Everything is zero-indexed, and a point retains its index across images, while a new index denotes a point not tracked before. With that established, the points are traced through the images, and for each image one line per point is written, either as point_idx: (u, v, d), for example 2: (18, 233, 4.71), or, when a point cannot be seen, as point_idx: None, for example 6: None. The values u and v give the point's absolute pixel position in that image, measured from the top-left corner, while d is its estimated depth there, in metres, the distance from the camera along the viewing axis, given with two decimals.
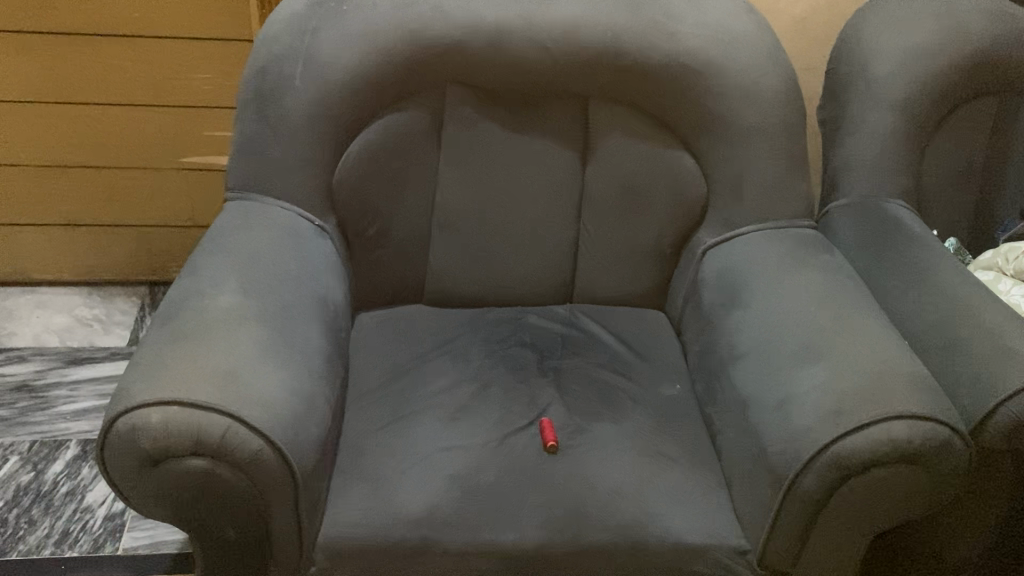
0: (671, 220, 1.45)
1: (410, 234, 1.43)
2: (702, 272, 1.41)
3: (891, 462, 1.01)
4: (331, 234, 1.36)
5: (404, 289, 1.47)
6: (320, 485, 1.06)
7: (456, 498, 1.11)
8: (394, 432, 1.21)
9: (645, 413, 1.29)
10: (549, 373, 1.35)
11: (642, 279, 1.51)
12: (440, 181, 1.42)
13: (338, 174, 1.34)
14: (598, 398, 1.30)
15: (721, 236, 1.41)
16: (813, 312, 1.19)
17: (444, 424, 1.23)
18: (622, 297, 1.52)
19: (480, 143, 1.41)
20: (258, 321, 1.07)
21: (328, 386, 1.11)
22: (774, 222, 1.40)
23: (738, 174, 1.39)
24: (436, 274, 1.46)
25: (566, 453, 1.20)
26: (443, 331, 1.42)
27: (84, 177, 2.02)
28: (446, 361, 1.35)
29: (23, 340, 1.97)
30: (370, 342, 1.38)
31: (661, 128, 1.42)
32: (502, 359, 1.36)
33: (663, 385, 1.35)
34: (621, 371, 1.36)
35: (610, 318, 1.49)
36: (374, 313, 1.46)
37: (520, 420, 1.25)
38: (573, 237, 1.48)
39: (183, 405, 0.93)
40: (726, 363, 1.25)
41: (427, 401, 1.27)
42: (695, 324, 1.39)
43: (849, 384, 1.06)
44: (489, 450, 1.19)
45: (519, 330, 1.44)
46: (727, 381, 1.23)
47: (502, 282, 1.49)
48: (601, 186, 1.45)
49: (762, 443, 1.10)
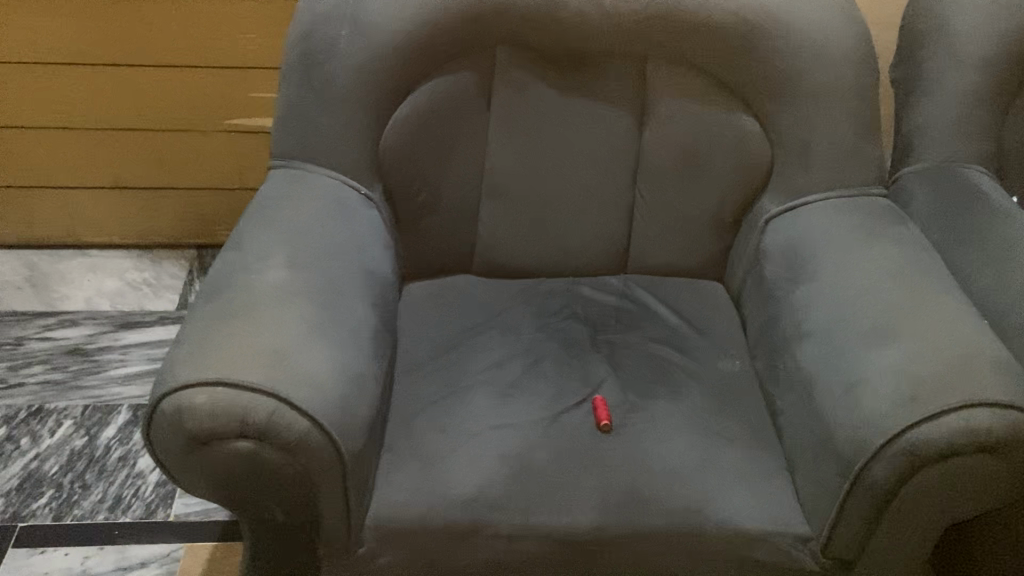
0: (732, 187, 1.38)
1: (459, 202, 1.38)
2: (765, 243, 1.34)
3: (970, 453, 0.95)
4: (378, 204, 1.31)
5: (452, 259, 1.43)
6: (368, 466, 1.03)
7: (507, 478, 1.08)
8: (443, 410, 1.18)
9: (702, 393, 1.24)
10: (603, 348, 1.30)
11: (700, 249, 1.44)
12: (490, 147, 1.37)
13: (384, 141, 1.29)
14: (654, 375, 1.26)
15: (786, 205, 1.34)
16: (887, 288, 1.12)
17: (494, 400, 1.20)
18: (678, 268, 1.46)
19: (531, 107, 1.36)
20: (304, 297, 1.03)
21: (379, 364, 1.08)
22: (845, 189, 1.32)
23: (807, 140, 1.31)
24: (486, 243, 1.42)
25: (620, 433, 1.16)
26: (493, 303, 1.38)
27: (133, 139, 2.01)
28: (496, 334, 1.31)
29: (75, 304, 1.98)
30: (417, 315, 1.35)
31: (722, 90, 1.35)
32: (553, 332, 1.32)
33: (721, 361, 1.30)
34: (677, 346, 1.31)
35: (666, 289, 1.43)
36: (421, 284, 1.42)
37: (573, 397, 1.21)
38: (628, 205, 1.42)
39: (228, 386, 0.91)
40: (790, 341, 1.19)
41: (477, 376, 1.23)
42: (756, 298, 1.33)
43: (927, 368, 0.99)
44: (542, 429, 1.15)
45: (571, 302, 1.39)
46: (790, 360, 1.18)
47: (554, 252, 1.44)
48: (658, 152, 1.39)
49: (829, 428, 1.05)
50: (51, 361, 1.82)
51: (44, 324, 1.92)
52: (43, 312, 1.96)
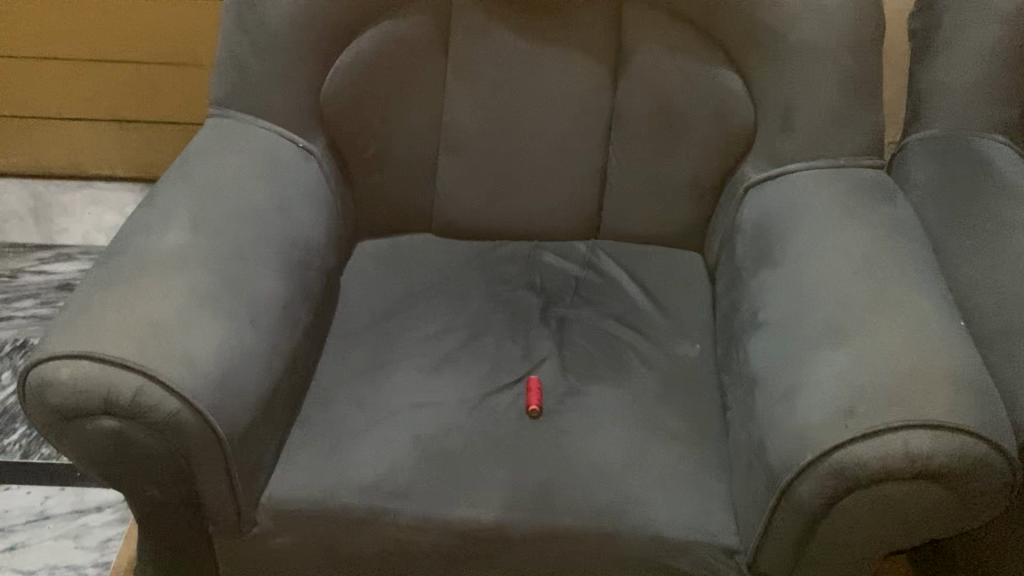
0: (711, 150, 1.25)
1: (413, 158, 1.30)
2: (740, 214, 1.21)
3: (906, 479, 0.84)
4: (319, 157, 1.23)
5: (410, 217, 1.35)
6: (265, 444, 0.98)
7: (416, 464, 1.02)
8: (367, 384, 1.12)
9: (649, 380, 1.14)
10: (552, 324, 1.22)
11: (678, 217, 1.32)
12: (448, 99, 1.27)
13: (327, 91, 1.21)
14: (600, 356, 1.17)
15: (768, 173, 1.20)
16: (852, 279, 1.00)
17: (423, 376, 1.14)
18: (653, 236, 1.34)
19: (492, 55, 1.25)
20: (198, 265, 0.98)
21: (285, 338, 1.03)
22: (831, 159, 1.17)
23: (793, 102, 1.16)
24: (445, 202, 1.33)
25: (549, 420, 1.08)
26: (445, 267, 1.31)
27: (126, 71, 1.96)
28: (441, 303, 1.24)
29: (73, 238, 1.99)
30: (363, 278, 1.28)
31: (703, 41, 1.21)
32: (503, 304, 1.25)
33: (679, 345, 1.19)
34: (634, 324, 1.22)
35: (636, 259, 1.32)
36: (376, 242, 1.35)
37: (507, 376, 1.14)
38: (600, 164, 1.30)
39: (94, 360, 0.86)
40: (747, 330, 1.07)
41: (410, 349, 1.17)
42: (726, 276, 1.21)
43: (871, 378, 0.88)
44: (466, 411, 1.09)
45: (530, 270, 1.30)
46: (742, 353, 1.07)
47: (519, 213, 1.34)
48: (633, 108, 1.26)
49: (764, 435, 0.94)
50: (41, 295, 1.83)
51: (41, 257, 1.94)
52: (41, 245, 1.97)
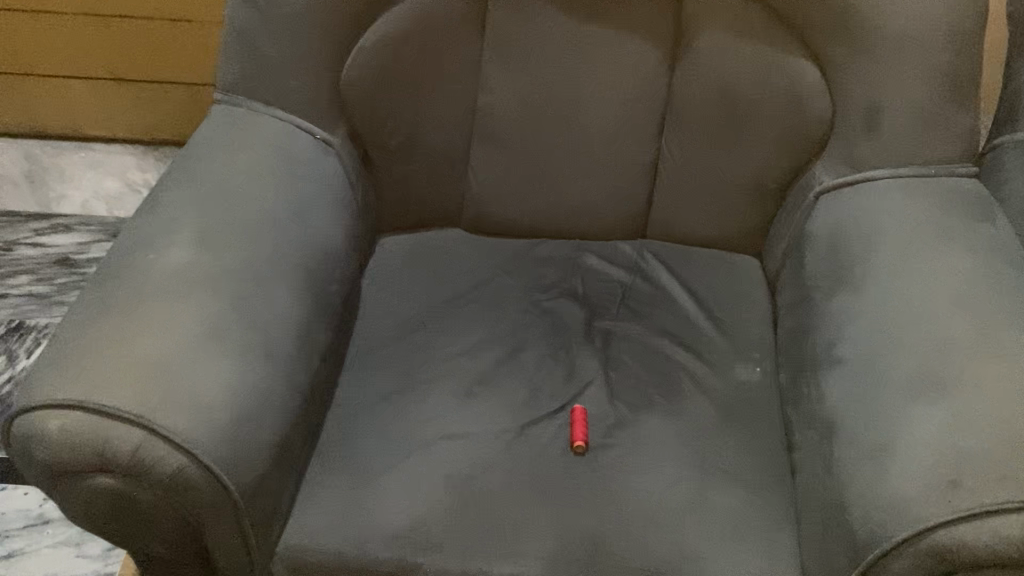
0: (779, 148, 1.11)
1: (443, 149, 1.16)
2: (810, 222, 1.08)
3: (1018, 566, 0.73)
4: (339, 150, 1.09)
5: (439, 212, 1.22)
6: (283, 489, 0.88)
7: (451, 509, 0.92)
8: (394, 410, 1.01)
9: (705, 409, 1.03)
10: (597, 340, 1.10)
11: (736, 219, 1.18)
12: (484, 83, 1.13)
13: (348, 74, 1.08)
14: (651, 380, 1.06)
15: (845, 178, 1.06)
16: (951, 318, 0.87)
17: (455, 402, 1.02)
18: (706, 237, 1.21)
19: (535, 35, 1.11)
20: (205, 290, 0.86)
21: (303, 367, 0.91)
22: (917, 167, 1.04)
23: (878, 100, 1.02)
24: (477, 196, 1.20)
25: (597, 457, 0.97)
26: (478, 270, 1.18)
27: (124, 27, 1.82)
28: (473, 313, 1.13)
29: (72, 208, 1.87)
30: (387, 282, 1.16)
31: (775, 24, 1.07)
32: (542, 315, 1.13)
33: (737, 368, 1.07)
34: (687, 343, 1.10)
35: (687, 264, 1.20)
36: (400, 239, 1.22)
37: (549, 403, 1.03)
38: (651, 158, 1.17)
39: (89, 411, 0.76)
40: (821, 363, 0.96)
41: (440, 368, 1.06)
42: (792, 293, 1.09)
43: (976, 444, 0.77)
44: (504, 445, 0.98)
45: (571, 275, 1.18)
46: (815, 389, 0.95)
47: (559, 211, 1.21)
48: (692, 98, 1.12)
49: (844, 496, 0.83)
50: (38, 272, 1.72)
51: (36, 228, 1.81)
52: (37, 214, 1.85)
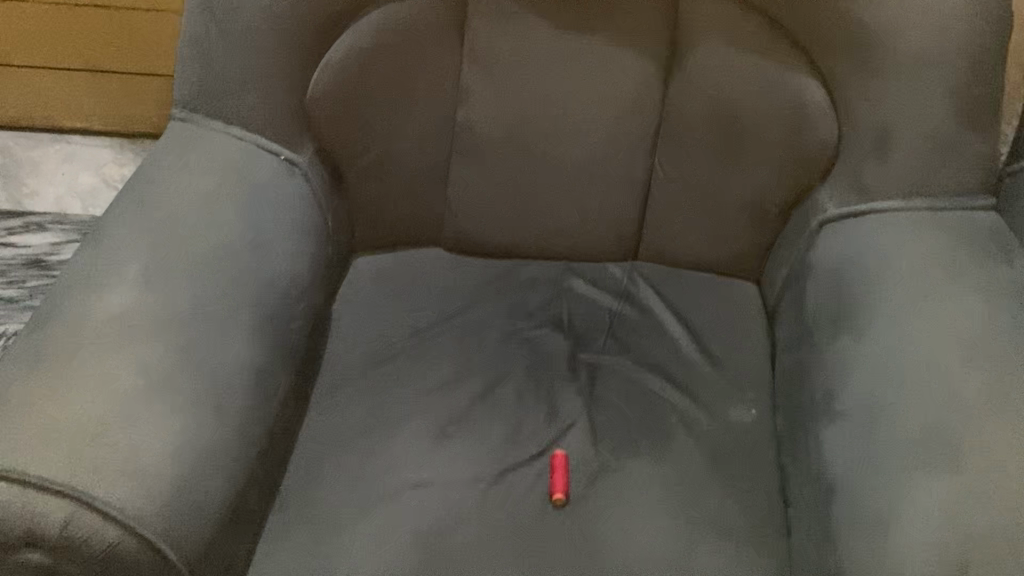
0: (781, 169, 1.03)
1: (420, 165, 1.09)
2: (813, 252, 1.00)
3: None
4: (306, 170, 1.02)
5: (416, 230, 1.14)
6: (235, 550, 0.81)
7: (418, 568, 0.85)
8: (361, 453, 0.94)
9: (696, 455, 0.96)
10: (581, 375, 1.03)
11: (734, 242, 1.10)
12: (463, 96, 1.05)
13: (314, 88, 1.00)
14: (638, 422, 0.99)
15: (851, 207, 0.98)
16: (959, 372, 0.80)
17: (426, 445, 0.95)
18: (702, 261, 1.13)
19: (518, 44, 1.02)
20: (146, 339, 0.79)
21: (260, 413, 0.85)
22: (930, 198, 0.96)
23: (886, 121, 0.94)
24: (456, 215, 1.12)
25: (576, 509, 0.91)
26: (456, 294, 1.10)
27: (98, 17, 1.73)
28: (449, 342, 1.05)
29: (44, 205, 1.79)
30: (358, 307, 1.08)
31: (779, 37, 0.99)
32: (524, 345, 1.05)
33: (732, 408, 1.00)
34: (679, 379, 1.03)
35: (681, 290, 1.12)
36: (374, 259, 1.14)
37: (527, 446, 0.96)
38: (643, 177, 1.09)
39: (13, 482, 0.69)
40: (822, 413, 0.88)
41: (412, 406, 0.98)
42: (792, 327, 1.01)
43: (984, 523, 0.71)
44: (477, 495, 0.91)
45: (556, 301, 1.10)
46: (815, 441, 0.88)
47: (544, 230, 1.12)
48: (688, 114, 1.04)
49: (841, 570, 0.76)
50: (8, 274, 1.65)
51: (8, 227, 1.74)
52: (9, 212, 1.78)
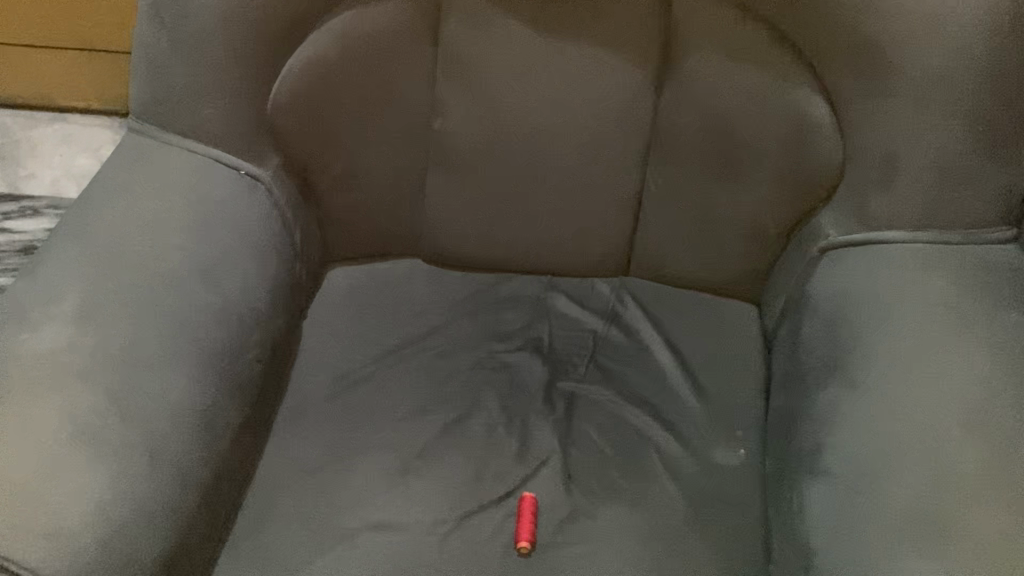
0: (780, 189, 0.95)
1: (395, 177, 1.02)
2: (813, 283, 0.93)
3: None
4: (268, 184, 0.97)
5: (392, 242, 1.08)
6: None
7: None
8: (318, 490, 0.90)
9: (674, 500, 0.90)
10: (558, 406, 0.96)
11: (732, 262, 1.02)
12: (439, 104, 0.98)
13: (276, 97, 0.94)
14: (615, 461, 0.92)
15: (853, 236, 0.91)
16: (957, 442, 0.74)
17: (388, 482, 0.90)
18: (696, 281, 1.05)
19: (497, 50, 0.94)
20: (76, 388, 0.75)
21: (203, 459, 0.80)
22: (937, 232, 0.89)
23: (896, 147, 0.86)
24: (434, 227, 1.05)
25: (541, 558, 0.86)
26: (432, 313, 1.05)
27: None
28: (421, 368, 1.00)
29: (41, 188, 1.75)
30: (329, 326, 1.03)
31: (781, 46, 0.90)
32: (499, 372, 0.99)
33: (715, 449, 0.94)
34: (662, 413, 0.96)
35: (672, 312, 1.05)
36: (350, 271, 1.09)
37: (494, 486, 0.90)
38: (634, 192, 1.01)
39: None
40: (810, 467, 0.82)
41: (376, 438, 0.94)
42: (786, 362, 0.94)
43: None
44: (438, 539, 0.87)
45: (537, 322, 1.04)
46: (800, 498, 0.82)
47: (528, 245, 1.05)
48: (681, 127, 0.96)
49: None
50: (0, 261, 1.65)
51: (3, 212, 1.71)
52: (2, 195, 1.74)
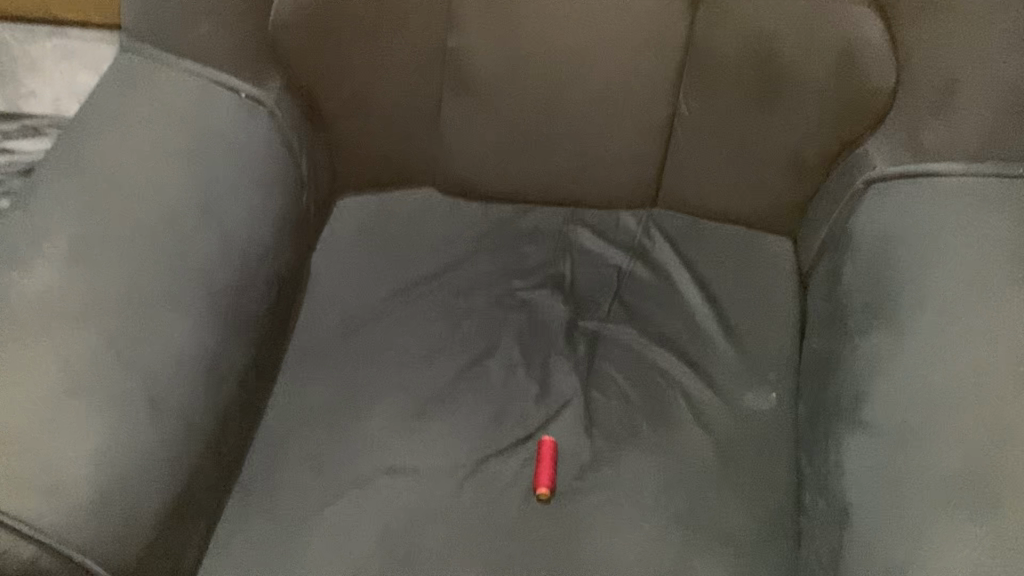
0: (825, 115, 0.88)
1: (408, 99, 0.95)
2: (855, 218, 0.87)
3: None
4: (272, 108, 0.91)
5: (406, 170, 1.02)
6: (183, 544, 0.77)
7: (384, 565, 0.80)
8: (330, 433, 0.87)
9: (701, 446, 0.86)
10: (580, 346, 0.92)
11: (769, 193, 0.95)
12: (455, 20, 0.90)
13: (279, 11, 0.87)
14: (639, 405, 0.88)
15: (904, 167, 0.85)
16: (1007, 395, 0.70)
17: (403, 425, 0.87)
18: (729, 213, 0.99)
19: None
20: (67, 332, 0.72)
21: (208, 402, 0.78)
22: (995, 165, 0.83)
23: (953, 69, 0.81)
24: (450, 154, 0.99)
25: (561, 505, 0.83)
26: (448, 247, 0.99)
27: None
28: (436, 305, 0.95)
29: None
30: (340, 261, 0.98)
31: None
32: (518, 310, 0.94)
33: (745, 393, 0.89)
34: (690, 354, 0.91)
35: (703, 247, 0.98)
36: (360, 201, 1.03)
37: (512, 430, 0.87)
38: (665, 117, 0.93)
39: None
40: (849, 418, 0.77)
41: (390, 379, 0.90)
42: (825, 303, 0.88)
43: None
44: (454, 485, 0.84)
45: (559, 257, 0.98)
46: (836, 449, 0.77)
47: (549, 174, 0.99)
48: (720, 46, 0.88)
49: None
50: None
51: None
52: None
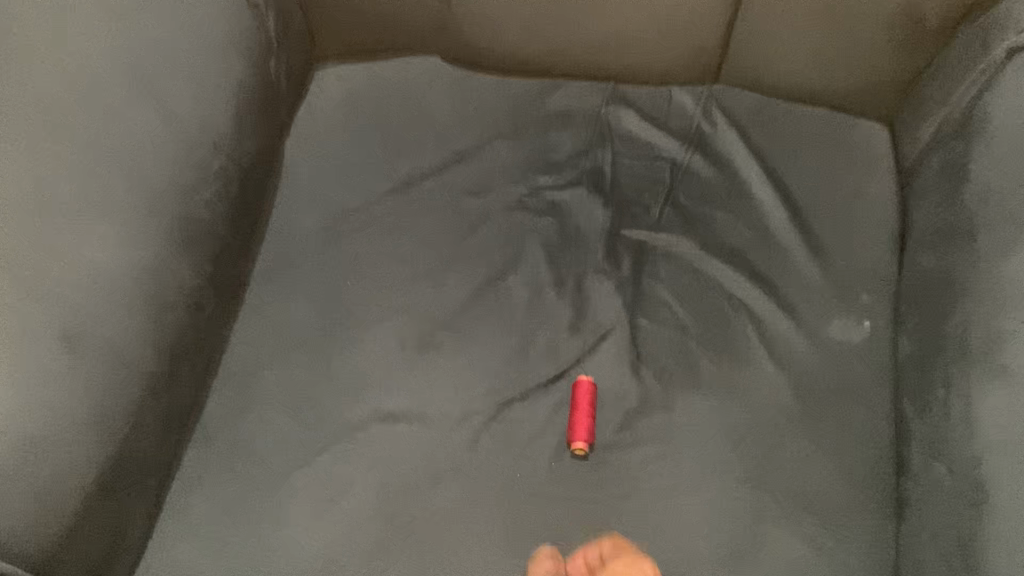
0: None
1: None
2: (989, 94, 0.66)
3: None
4: None
5: (405, 33, 0.82)
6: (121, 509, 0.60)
7: (379, 532, 0.63)
8: (310, 369, 0.69)
9: (776, 388, 0.68)
10: (624, 259, 0.73)
11: (863, 63, 0.76)
12: None
13: None
14: (698, 334, 0.70)
15: None
16: None
17: (402, 358, 0.69)
18: (807, 87, 0.80)
19: None
20: None
21: (134, 333, 0.60)
22: None
23: None
24: (460, 13, 0.79)
25: (601, 460, 0.66)
26: (457, 132, 0.79)
27: None
28: (443, 207, 0.76)
29: None
30: (323, 150, 0.79)
31: None
32: (545, 214, 0.76)
33: (829, 321, 0.71)
34: (762, 269, 0.73)
35: (778, 133, 0.78)
36: (345, 73, 0.82)
37: (541, 366, 0.69)
38: None
39: None
40: (978, 360, 0.59)
41: (387, 299, 0.72)
42: (941, 205, 0.68)
43: None
44: (467, 435, 0.67)
45: (595, 144, 0.78)
46: (959, 399, 0.60)
47: (586, 35, 0.79)
48: None
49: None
50: None
51: None
52: None
